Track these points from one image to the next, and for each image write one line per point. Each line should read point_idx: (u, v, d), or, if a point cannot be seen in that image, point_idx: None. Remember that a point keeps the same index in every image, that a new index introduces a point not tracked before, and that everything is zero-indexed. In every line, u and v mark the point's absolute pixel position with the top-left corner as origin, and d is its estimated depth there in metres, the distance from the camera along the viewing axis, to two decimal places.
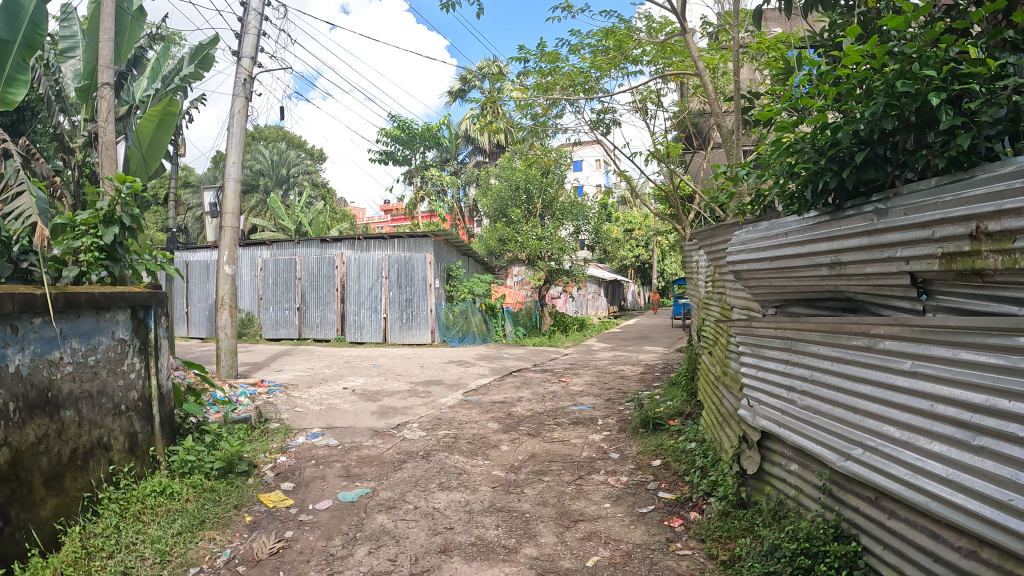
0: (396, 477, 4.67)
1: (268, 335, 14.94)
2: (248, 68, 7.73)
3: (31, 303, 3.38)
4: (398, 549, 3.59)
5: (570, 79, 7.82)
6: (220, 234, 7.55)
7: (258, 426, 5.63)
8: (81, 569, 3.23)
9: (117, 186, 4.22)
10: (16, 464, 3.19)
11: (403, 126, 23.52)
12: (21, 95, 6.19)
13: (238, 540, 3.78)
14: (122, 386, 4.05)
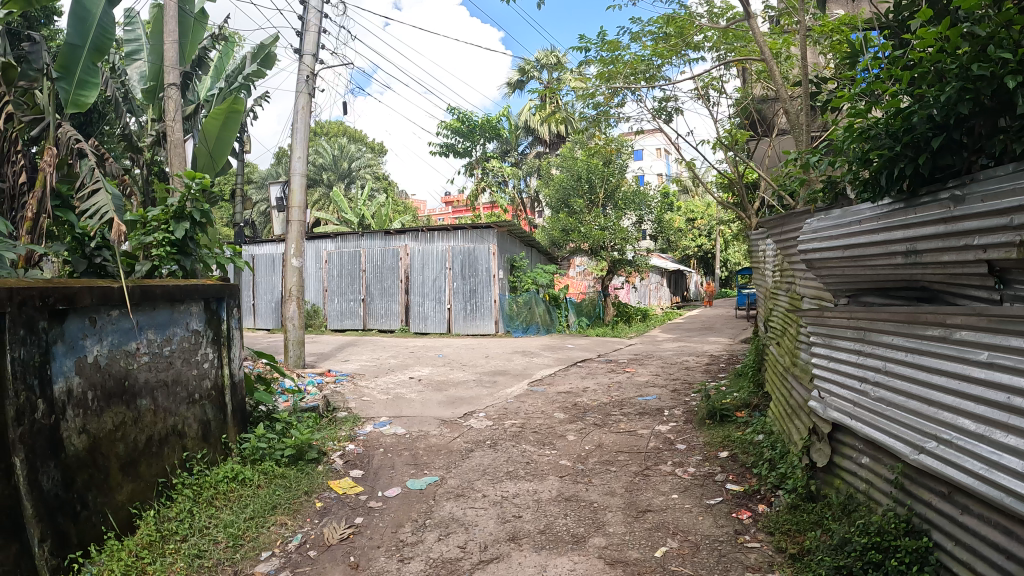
0: (465, 466, 4.71)
1: (332, 327, 15.26)
2: (309, 65, 7.88)
3: (109, 296, 3.50)
4: (467, 536, 3.63)
5: (631, 67, 7.70)
6: (287, 228, 7.70)
7: (326, 415, 5.74)
8: (156, 552, 3.35)
9: (186, 183, 4.31)
10: (94, 450, 3.34)
11: (463, 117, 23.52)
12: (93, 96, 6.32)
13: (309, 525, 3.87)
14: (195, 375, 4.18)
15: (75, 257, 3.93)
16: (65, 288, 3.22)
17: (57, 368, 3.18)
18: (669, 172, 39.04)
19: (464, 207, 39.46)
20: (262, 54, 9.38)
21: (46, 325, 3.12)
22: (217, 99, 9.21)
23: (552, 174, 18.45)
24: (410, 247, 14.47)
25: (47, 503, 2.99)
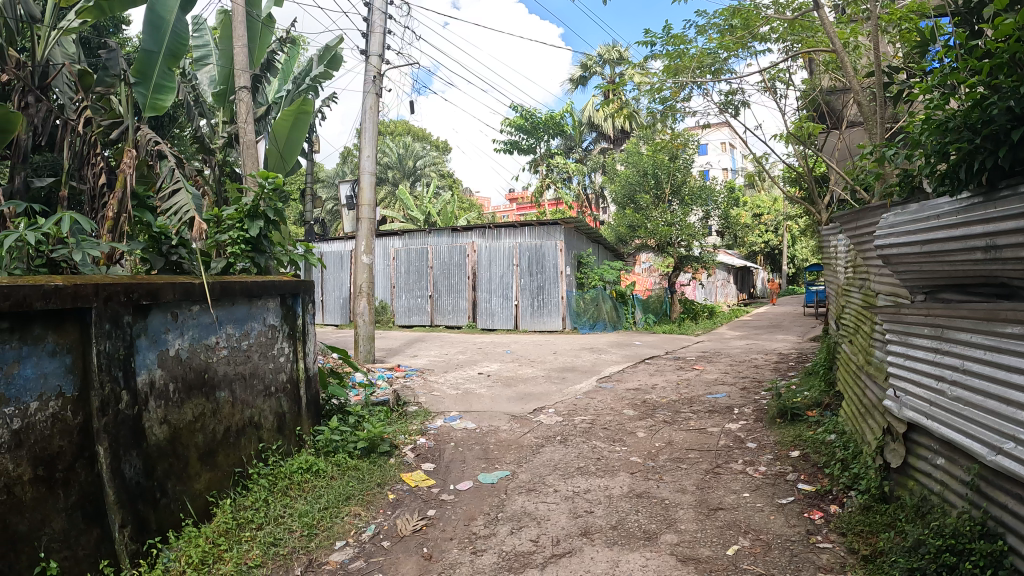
0: (535, 461, 4.75)
1: (400, 323, 15.55)
2: (376, 65, 8.03)
3: (191, 292, 3.64)
4: (539, 530, 3.69)
5: (698, 61, 7.61)
6: (357, 226, 7.88)
7: (397, 408, 5.86)
8: (232, 539, 3.48)
9: (260, 183, 4.40)
10: (174, 440, 3.49)
11: (528, 114, 23.49)
12: (170, 100, 6.55)
13: (382, 516, 3.98)
14: (272, 368, 4.33)
15: (153, 254, 3.96)
16: (149, 284, 3.36)
17: (140, 360, 3.33)
18: (734, 166, 38.29)
19: (528, 204, 39.52)
20: (327, 56, 9.59)
21: (131, 319, 3.26)
22: (285, 101, 9.47)
23: (616, 170, 18.30)
24: (477, 244, 14.55)
25: (129, 490, 3.14)
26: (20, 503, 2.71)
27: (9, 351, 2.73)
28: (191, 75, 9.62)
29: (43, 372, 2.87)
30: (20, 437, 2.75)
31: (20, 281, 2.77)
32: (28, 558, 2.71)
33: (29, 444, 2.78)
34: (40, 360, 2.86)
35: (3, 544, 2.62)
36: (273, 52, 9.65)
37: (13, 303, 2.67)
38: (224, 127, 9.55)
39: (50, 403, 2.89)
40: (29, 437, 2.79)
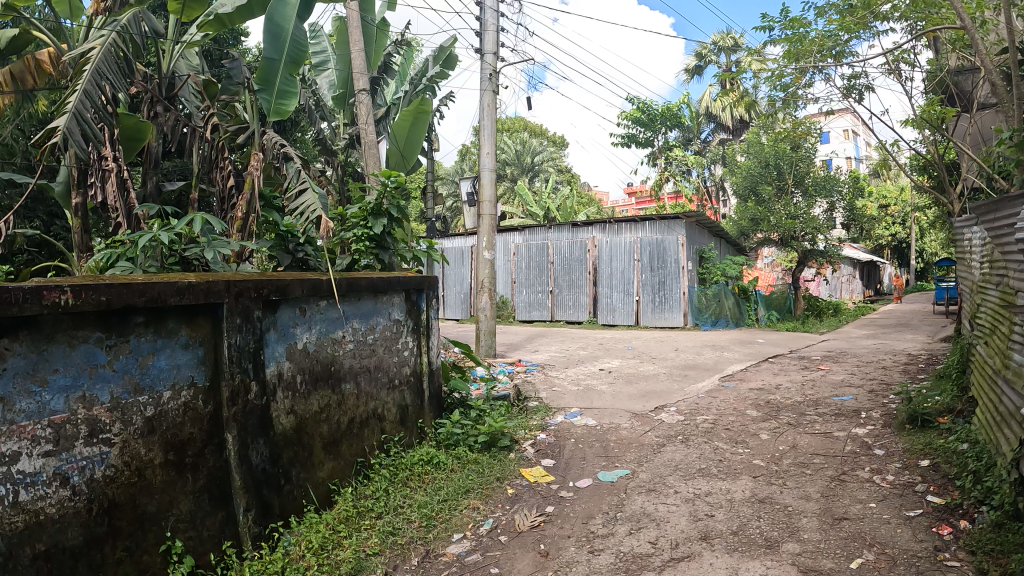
0: (656, 461, 4.67)
1: (520, 318, 15.72)
2: (491, 63, 8.12)
3: (319, 288, 3.78)
4: (659, 532, 3.62)
5: (819, 44, 7.28)
6: (478, 222, 8.00)
7: (517, 404, 5.90)
8: (352, 527, 3.60)
9: (383, 182, 4.52)
10: (301, 430, 3.65)
11: (644, 106, 22.35)
12: (293, 104, 6.52)
13: (501, 510, 4.01)
14: (396, 362, 4.46)
15: (279, 251, 4.10)
16: (278, 280, 3.51)
17: (270, 353, 3.49)
18: (858, 154, 36.36)
19: (643, 198, 38.95)
20: (442, 56, 9.81)
21: (260, 314, 3.42)
22: (403, 101, 9.76)
23: (735, 161, 17.73)
24: (598, 239, 14.44)
25: (255, 476, 3.31)
26: (150, 485, 2.92)
27: (145, 344, 2.93)
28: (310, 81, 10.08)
29: (176, 363, 3.06)
30: (153, 424, 2.96)
31: (157, 279, 2.97)
32: (156, 536, 2.92)
33: (162, 430, 2.99)
34: (174, 352, 3.05)
35: (133, 522, 2.83)
36: (389, 55, 9.95)
37: (149, 299, 2.87)
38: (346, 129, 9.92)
39: (183, 393, 3.08)
40: (161, 424, 2.99)
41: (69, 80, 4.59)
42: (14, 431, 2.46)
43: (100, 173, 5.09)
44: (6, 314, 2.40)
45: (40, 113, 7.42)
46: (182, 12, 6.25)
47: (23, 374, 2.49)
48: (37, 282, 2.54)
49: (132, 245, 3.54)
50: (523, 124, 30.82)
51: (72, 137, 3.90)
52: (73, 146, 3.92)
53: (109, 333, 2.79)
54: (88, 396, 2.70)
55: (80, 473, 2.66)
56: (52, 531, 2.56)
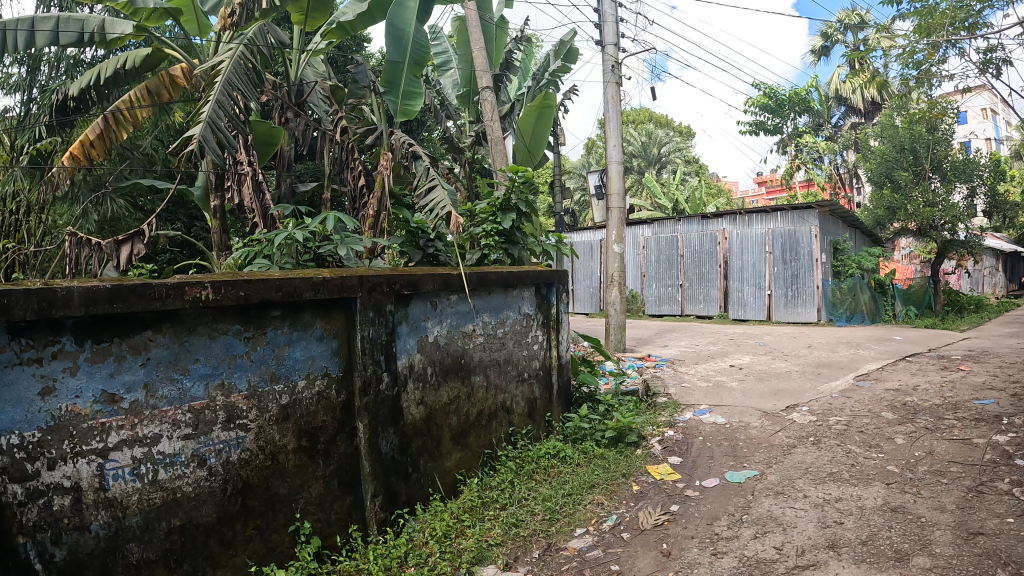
0: (786, 463, 4.47)
1: (649, 312, 15.42)
2: (613, 54, 8.03)
3: (449, 282, 3.87)
4: (785, 538, 3.46)
5: (951, 16, 6.72)
6: (607, 215, 7.97)
7: (646, 399, 5.83)
8: (476, 517, 3.66)
9: (511, 177, 4.58)
10: (430, 421, 3.76)
11: (770, 92, 21.39)
12: (419, 103, 6.58)
13: (625, 507, 3.97)
14: (526, 356, 4.51)
15: (411, 248, 4.25)
16: (409, 275, 3.61)
17: (402, 346, 3.61)
18: (1000, 135, 33.49)
19: (771, 186, 37.32)
20: (563, 50, 9.84)
21: (392, 307, 3.53)
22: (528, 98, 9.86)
23: (869, 145, 16.66)
24: (729, 231, 13.98)
25: (384, 464, 3.44)
26: (283, 468, 3.10)
27: (281, 336, 3.10)
28: (434, 82, 10.40)
29: (311, 354, 3.22)
30: (288, 411, 3.12)
31: (293, 275, 3.13)
32: (286, 517, 3.10)
33: (296, 418, 3.15)
34: (308, 344, 3.21)
35: (264, 503, 3.03)
36: (511, 52, 10.08)
37: (285, 293, 3.03)
38: (471, 126, 10.10)
39: (317, 382, 3.24)
40: (295, 411, 3.15)
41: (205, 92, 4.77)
42: (157, 415, 2.70)
43: (235, 177, 4.96)
44: (152, 309, 2.63)
45: (176, 124, 7.85)
46: (306, 23, 6.41)
47: (166, 363, 2.72)
48: (182, 278, 2.76)
49: (268, 244, 3.72)
50: (647, 114, 30.17)
51: (208, 144, 4.09)
52: (209, 154, 4.11)
53: (247, 325, 2.97)
54: (226, 384, 2.90)
55: (217, 455, 2.87)
56: (188, 507, 2.79)
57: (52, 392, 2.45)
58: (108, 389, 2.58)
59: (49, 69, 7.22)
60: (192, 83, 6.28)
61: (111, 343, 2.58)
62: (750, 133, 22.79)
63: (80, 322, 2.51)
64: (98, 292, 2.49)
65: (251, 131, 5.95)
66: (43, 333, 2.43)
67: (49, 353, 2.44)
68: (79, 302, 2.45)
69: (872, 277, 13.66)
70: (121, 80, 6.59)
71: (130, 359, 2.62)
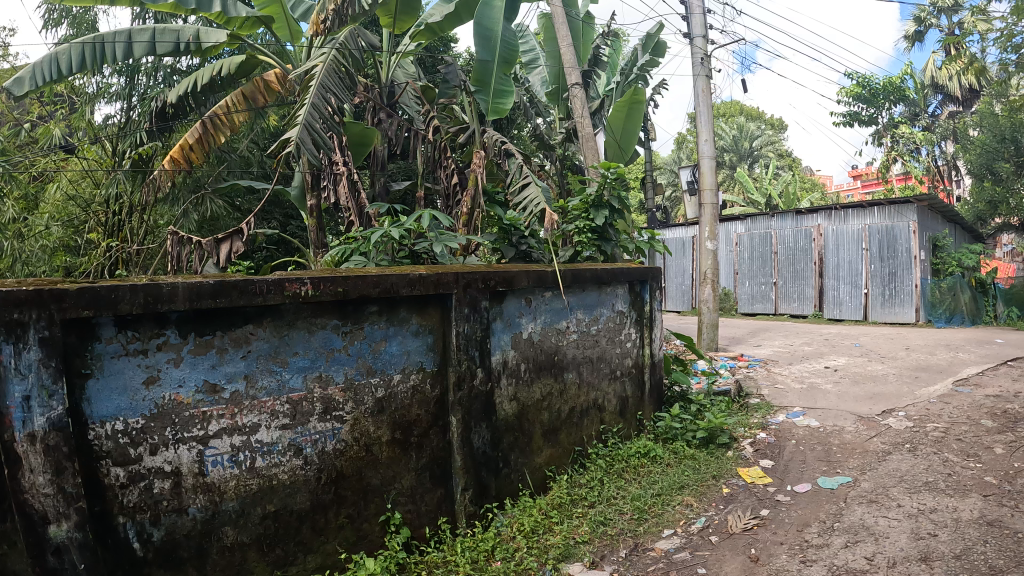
0: (881, 470, 4.27)
1: (743, 311, 14.98)
2: (701, 46, 7.87)
3: (544, 279, 3.87)
4: (876, 548, 3.31)
5: None
6: (700, 212, 7.83)
7: (738, 400, 5.72)
8: (564, 514, 3.66)
9: (603, 173, 4.59)
10: (523, 416, 3.79)
11: (862, 81, 20.53)
12: (510, 100, 6.65)
13: (714, 510, 3.88)
14: (619, 353, 4.52)
15: (505, 245, 4.43)
16: (504, 272, 3.63)
17: (496, 342, 3.65)
18: None
19: (867, 180, 35.60)
20: (651, 43, 9.70)
21: (487, 304, 3.56)
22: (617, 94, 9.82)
23: (969, 135, 15.71)
24: (823, 227, 13.37)
25: (476, 458, 3.48)
26: (376, 459, 3.18)
27: (378, 331, 3.17)
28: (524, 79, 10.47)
29: (407, 349, 3.29)
30: (383, 404, 3.20)
31: (390, 271, 3.20)
32: (377, 507, 3.17)
33: (390, 411, 3.22)
34: (404, 339, 3.28)
35: (357, 493, 3.11)
36: (599, 47, 10.03)
37: (382, 290, 3.10)
38: (562, 123, 10.12)
39: (412, 376, 3.31)
40: (390, 405, 3.22)
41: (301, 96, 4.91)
42: (256, 405, 2.81)
43: (332, 177, 5.07)
44: (253, 303, 2.74)
45: (270, 125, 8.06)
46: (394, 26, 6.44)
47: (266, 356, 2.83)
48: (283, 274, 2.86)
49: (363, 241, 3.83)
50: (739, 107, 29.32)
51: (304, 146, 4.22)
52: (306, 154, 4.25)
53: (345, 320, 3.06)
54: (324, 376, 2.99)
55: (313, 445, 2.96)
56: (284, 494, 2.89)
57: (156, 382, 2.58)
58: (210, 379, 2.70)
59: (149, 77, 7.52)
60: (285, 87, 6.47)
61: (214, 336, 2.70)
62: (843, 124, 21.84)
63: (184, 316, 2.63)
64: (203, 287, 2.61)
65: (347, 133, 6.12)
66: (149, 326, 2.56)
67: (154, 345, 2.57)
68: (183, 297, 2.57)
69: (973, 275, 12.91)
70: (218, 87, 6.88)
71: (231, 352, 2.74)
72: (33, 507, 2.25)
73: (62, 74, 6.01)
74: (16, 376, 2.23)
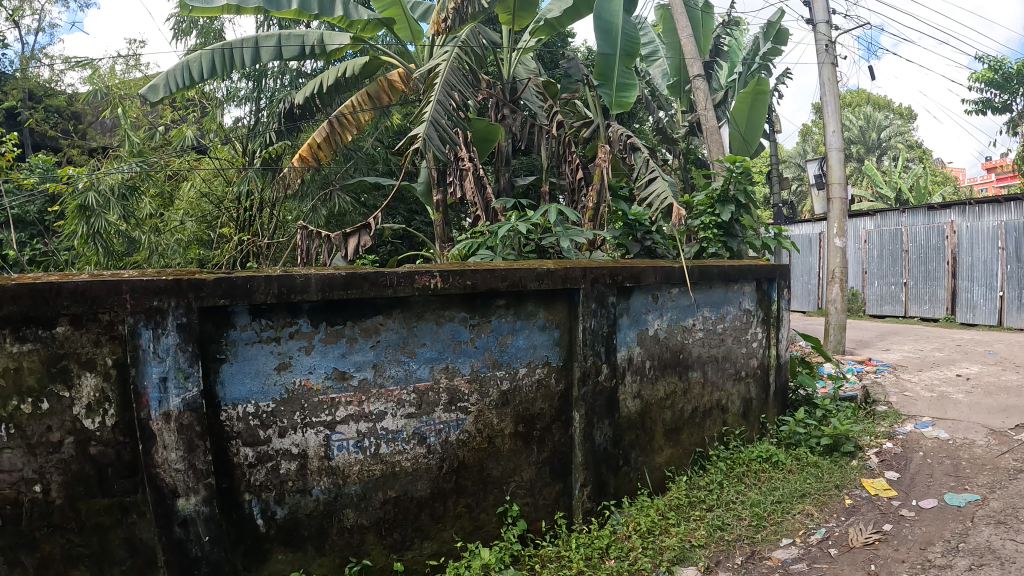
0: (1014, 489, 3.97)
1: (871, 313, 13.51)
2: (825, 32, 7.59)
3: (671, 275, 3.80)
4: (1004, 573, 3.08)
5: None
6: (827, 207, 7.56)
7: (864, 407, 5.50)
8: (681, 516, 3.62)
9: (729, 167, 4.51)
10: (645, 414, 3.78)
11: (995, 65, 19.13)
12: (634, 94, 6.45)
13: (835, 521, 3.72)
14: (744, 353, 4.44)
15: (628, 240, 4.30)
16: (631, 267, 3.57)
17: (622, 338, 3.62)
18: None
19: (1004, 172, 32.97)
20: (772, 30, 9.42)
21: (614, 299, 3.52)
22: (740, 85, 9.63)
23: None
24: (958, 223, 11.65)
25: (598, 455, 3.50)
26: (499, 451, 3.24)
27: (505, 324, 3.21)
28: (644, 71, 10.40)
29: (533, 343, 3.31)
30: (508, 397, 3.25)
31: (518, 265, 3.23)
32: (495, 498, 3.24)
33: (515, 404, 3.27)
34: (531, 333, 3.30)
35: (477, 483, 3.18)
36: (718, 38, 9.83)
37: (510, 283, 3.14)
38: (684, 115, 9.96)
39: (538, 370, 3.34)
40: (515, 398, 3.27)
41: (427, 94, 5.10)
42: (383, 393, 2.92)
43: (457, 171, 4.97)
44: (383, 295, 2.84)
45: (396, 125, 8.46)
46: (514, 22, 6.36)
47: (395, 346, 2.93)
48: (413, 267, 2.95)
49: (490, 235, 3.93)
50: (864, 96, 27.76)
51: (431, 141, 4.33)
52: (431, 149, 4.35)
53: (473, 313, 3.12)
54: (450, 368, 3.07)
55: (436, 435, 3.05)
56: (405, 481, 2.99)
57: (288, 368, 2.73)
58: (340, 367, 2.82)
59: (276, 79, 7.93)
60: (409, 86, 6.45)
61: (344, 325, 2.82)
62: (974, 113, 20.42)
63: (316, 306, 2.76)
64: (334, 279, 2.72)
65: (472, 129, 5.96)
66: (282, 315, 2.70)
67: (287, 333, 2.71)
68: (315, 288, 2.70)
69: None
70: (343, 87, 7.13)
71: (361, 341, 2.85)
72: (164, 481, 2.46)
73: (194, 80, 6.38)
74: (154, 358, 2.45)
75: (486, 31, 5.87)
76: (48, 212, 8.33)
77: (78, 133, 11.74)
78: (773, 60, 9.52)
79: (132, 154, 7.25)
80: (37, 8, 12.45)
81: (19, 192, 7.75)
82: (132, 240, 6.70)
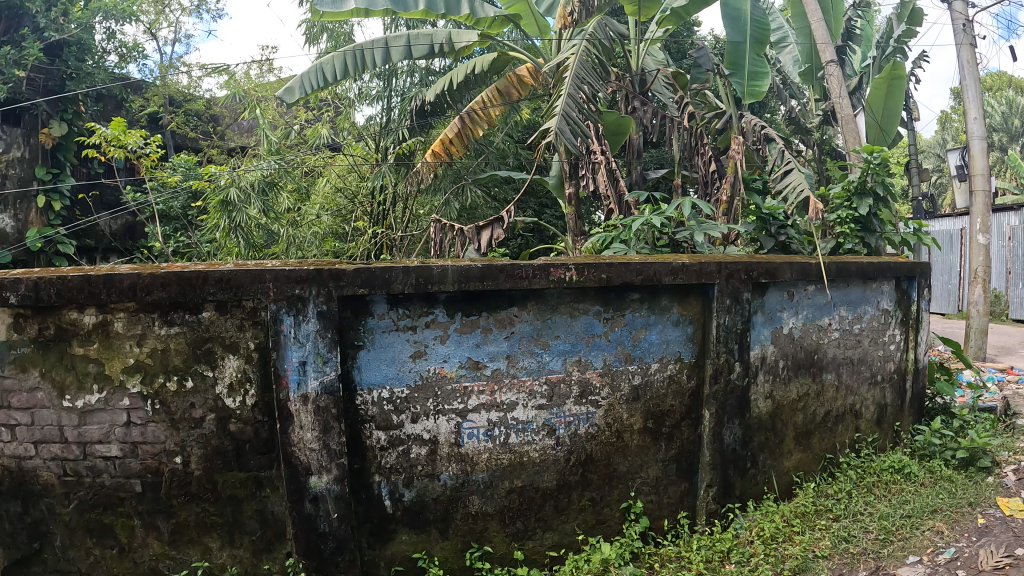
0: None
1: (1014, 316, 12.45)
2: (963, 11, 7.10)
3: (808, 272, 3.68)
4: None
5: None
6: (970, 200, 7.09)
7: (1004, 420, 5.15)
8: (806, 524, 3.54)
9: (866, 158, 4.33)
10: (776, 416, 3.73)
11: None
12: (767, 82, 6.20)
13: (966, 541, 3.48)
14: (881, 356, 4.27)
15: (762, 235, 4.32)
16: (767, 263, 3.49)
17: (756, 336, 3.57)
18: None
19: None
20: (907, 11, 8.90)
21: (749, 296, 3.46)
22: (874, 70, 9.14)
23: None
24: None
25: (725, 455, 3.48)
26: (627, 447, 3.29)
27: (638, 319, 3.24)
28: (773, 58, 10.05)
29: (666, 339, 3.32)
30: (639, 392, 3.28)
31: (653, 259, 3.24)
32: (619, 493, 3.29)
33: (645, 399, 3.30)
34: (665, 328, 3.31)
35: (602, 478, 3.24)
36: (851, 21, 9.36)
37: (645, 277, 3.16)
38: (817, 104, 9.53)
39: (670, 365, 3.34)
40: (646, 393, 3.30)
41: (557, 87, 5.16)
42: (515, 383, 3.02)
43: (590, 164, 5.06)
44: (519, 287, 2.95)
45: (524, 120, 8.60)
46: (639, 13, 6.31)
47: (529, 338, 3.03)
48: (548, 259, 3.03)
49: (624, 229, 3.98)
50: (1009, 79, 25.58)
51: (563, 135, 4.44)
52: (563, 143, 4.46)
53: (607, 307, 3.17)
54: (583, 360, 3.14)
55: (565, 427, 3.13)
56: (531, 472, 3.10)
57: (422, 356, 2.89)
58: (474, 357, 2.95)
59: (406, 78, 8.27)
60: (538, 80, 6.61)
61: (479, 316, 2.95)
62: None
63: (452, 297, 2.90)
64: (471, 271, 2.86)
65: (602, 122, 6.06)
66: (419, 304, 2.86)
67: (423, 322, 2.87)
68: (452, 279, 2.83)
69: None
70: (473, 83, 7.32)
71: (495, 333, 2.97)
72: (298, 459, 2.70)
73: (327, 81, 6.78)
74: (294, 343, 2.67)
75: (613, 23, 5.91)
76: (190, 207, 9.01)
77: (216, 135, 12.59)
78: (908, 42, 8.99)
79: (266, 153, 7.75)
80: (178, 16, 13.38)
81: (166, 189, 8.42)
82: (271, 233, 7.16)
